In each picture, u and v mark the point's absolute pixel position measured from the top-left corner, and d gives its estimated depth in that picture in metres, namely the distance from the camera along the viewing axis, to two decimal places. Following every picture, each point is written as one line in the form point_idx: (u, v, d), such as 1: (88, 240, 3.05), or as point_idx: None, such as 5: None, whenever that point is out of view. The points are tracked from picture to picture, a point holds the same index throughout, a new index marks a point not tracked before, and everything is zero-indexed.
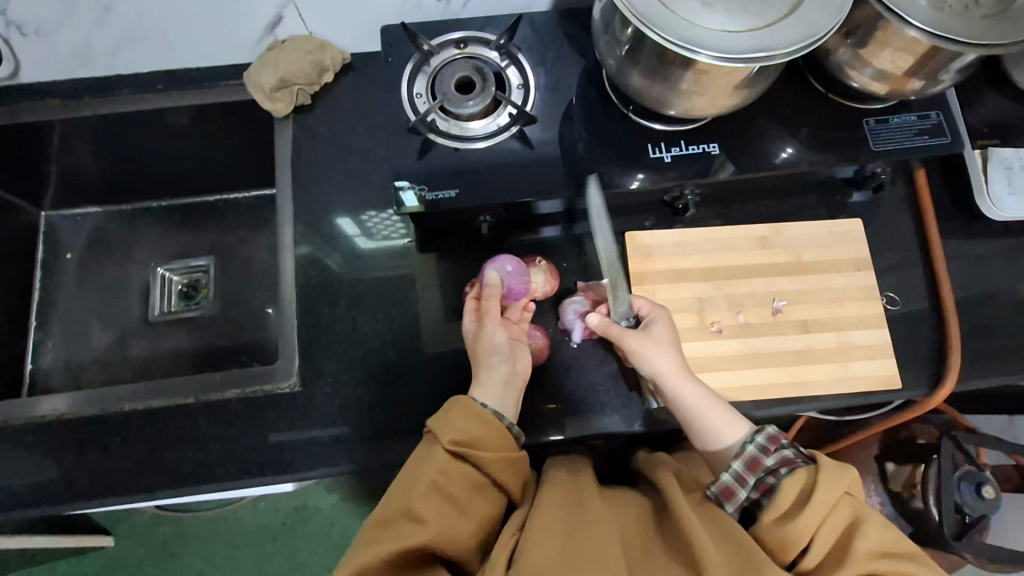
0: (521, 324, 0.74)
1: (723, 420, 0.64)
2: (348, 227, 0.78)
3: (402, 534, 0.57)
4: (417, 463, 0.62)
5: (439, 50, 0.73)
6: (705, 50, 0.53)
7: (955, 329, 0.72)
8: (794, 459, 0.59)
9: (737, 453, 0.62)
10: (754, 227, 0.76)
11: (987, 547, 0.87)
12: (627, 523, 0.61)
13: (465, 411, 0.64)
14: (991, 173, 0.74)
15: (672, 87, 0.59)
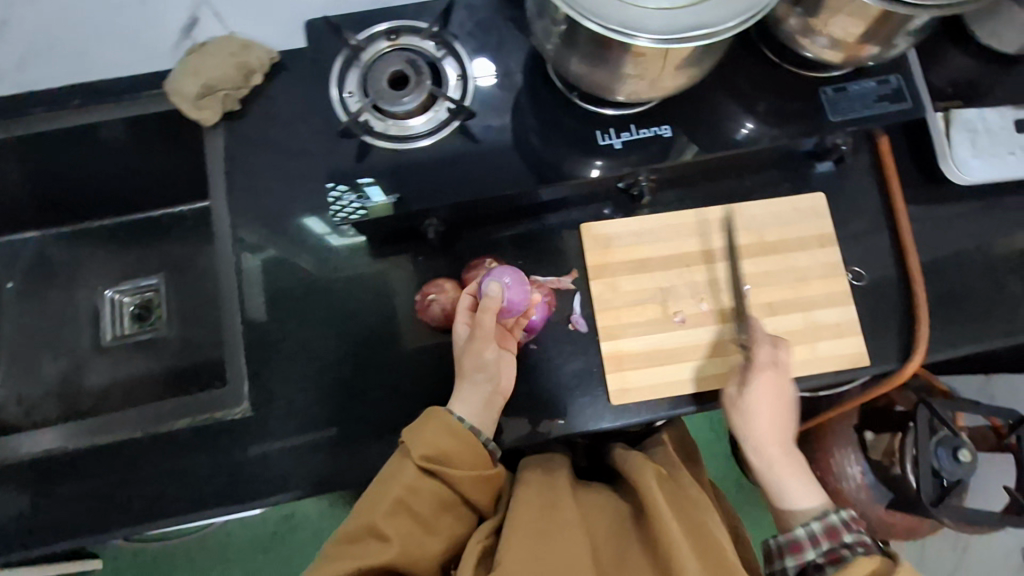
0: (513, 334, 0.69)
1: (797, 488, 0.64)
2: (316, 225, 0.73)
3: (367, 554, 0.56)
4: (385, 476, 0.59)
5: (369, 45, 0.68)
6: (644, 34, 0.49)
7: (922, 299, 0.70)
8: (874, 547, 0.57)
9: (818, 516, 0.61)
10: (715, 209, 0.73)
11: (966, 511, 0.85)
12: (603, 533, 0.59)
13: (439, 425, 0.60)
14: (955, 136, 0.72)
15: (614, 71, 0.56)
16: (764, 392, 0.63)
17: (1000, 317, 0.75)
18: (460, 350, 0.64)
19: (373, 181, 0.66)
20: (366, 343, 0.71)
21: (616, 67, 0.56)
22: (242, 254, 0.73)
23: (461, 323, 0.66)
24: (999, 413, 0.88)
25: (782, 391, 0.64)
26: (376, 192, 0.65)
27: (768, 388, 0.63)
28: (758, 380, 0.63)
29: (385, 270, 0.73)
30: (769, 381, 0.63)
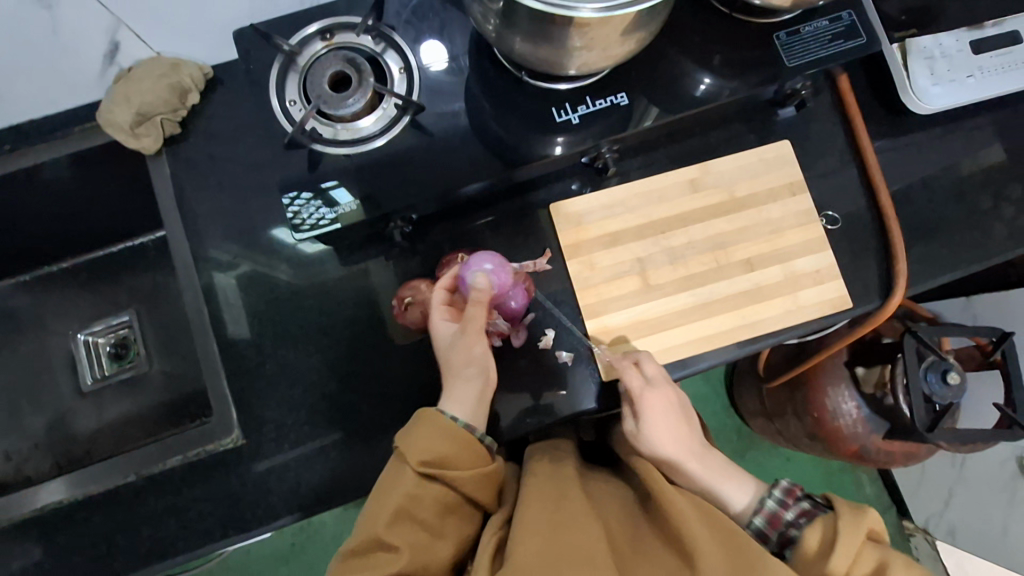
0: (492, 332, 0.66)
1: (735, 490, 0.63)
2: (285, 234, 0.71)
3: (377, 565, 0.54)
4: (384, 486, 0.58)
5: (304, 48, 0.65)
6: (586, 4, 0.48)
7: (899, 234, 0.69)
8: (813, 510, 0.57)
9: (756, 509, 0.61)
10: (681, 171, 0.72)
11: (959, 432, 0.87)
12: (609, 520, 0.58)
13: (433, 427, 0.58)
14: (912, 66, 0.70)
15: (559, 45, 0.54)
16: (655, 412, 0.62)
17: (972, 240, 0.75)
18: (443, 349, 0.62)
19: (338, 184, 0.63)
20: (349, 356, 0.70)
21: (561, 42, 0.54)
22: (208, 282, 0.71)
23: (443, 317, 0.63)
24: (984, 332, 0.90)
25: (669, 407, 0.62)
26: (345, 195, 0.63)
27: (659, 403, 0.62)
28: (645, 399, 0.62)
29: (358, 279, 0.71)
30: (652, 400, 0.61)
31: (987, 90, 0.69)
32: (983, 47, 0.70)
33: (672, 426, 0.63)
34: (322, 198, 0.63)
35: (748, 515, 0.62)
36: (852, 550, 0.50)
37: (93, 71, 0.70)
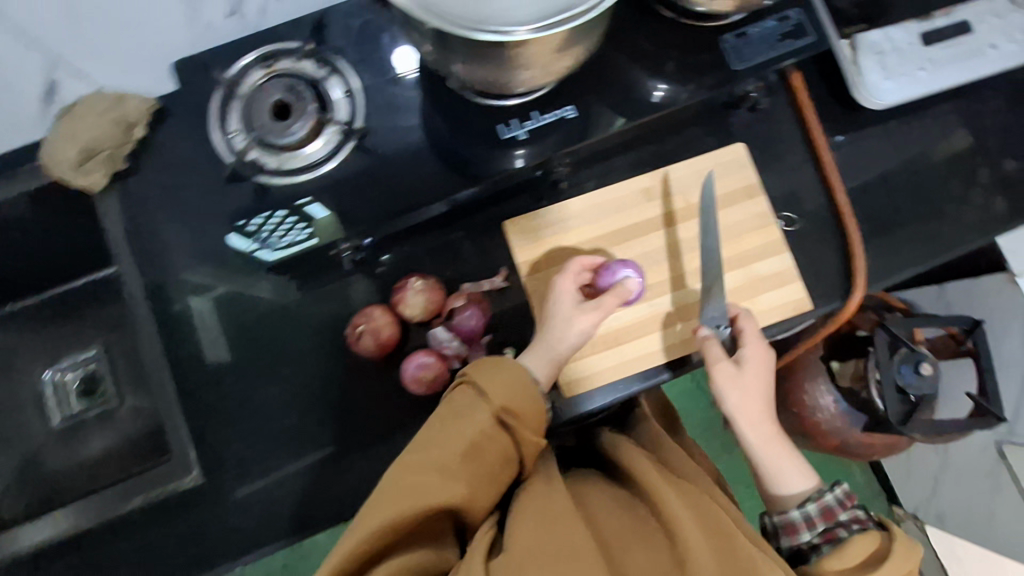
0: (453, 356, 0.66)
1: (790, 471, 0.63)
2: (244, 243, 0.66)
3: (426, 490, 0.50)
4: (451, 418, 0.55)
5: (246, 77, 0.64)
6: (524, 27, 0.47)
7: (857, 232, 0.69)
8: (870, 523, 0.56)
9: (813, 498, 0.59)
10: (636, 181, 0.71)
11: (934, 423, 0.87)
12: (604, 518, 0.54)
13: (513, 376, 0.56)
14: (863, 62, 0.69)
15: (497, 64, 0.54)
16: (754, 364, 0.63)
17: (932, 233, 0.75)
18: (557, 300, 0.63)
19: (312, 199, 0.62)
20: (312, 383, 0.69)
21: (500, 62, 0.53)
22: (164, 317, 0.70)
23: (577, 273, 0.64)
24: (955, 321, 0.90)
25: (763, 371, 0.64)
26: (320, 210, 0.62)
27: (759, 355, 0.64)
28: (749, 347, 0.64)
29: (316, 306, 0.70)
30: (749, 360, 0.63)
31: (941, 82, 0.68)
32: (933, 39, 0.69)
33: (756, 387, 0.64)
34: (297, 215, 0.62)
35: (800, 498, 0.61)
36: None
37: (33, 108, 0.68)
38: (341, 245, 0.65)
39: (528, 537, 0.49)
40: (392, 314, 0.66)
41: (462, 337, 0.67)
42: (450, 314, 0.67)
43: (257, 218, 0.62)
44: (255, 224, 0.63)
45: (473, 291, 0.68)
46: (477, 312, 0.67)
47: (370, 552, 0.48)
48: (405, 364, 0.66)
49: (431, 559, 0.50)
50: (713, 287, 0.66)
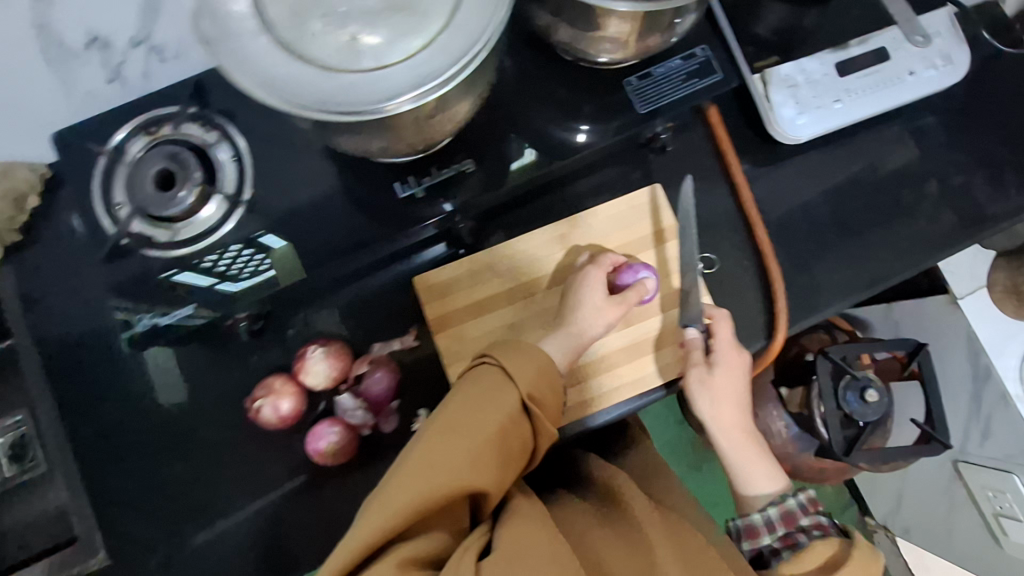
0: (361, 423, 0.67)
1: (761, 476, 0.68)
2: (199, 278, 0.63)
3: (463, 469, 0.51)
4: (475, 405, 0.54)
5: (128, 146, 0.62)
6: (402, 99, 0.43)
7: (777, 271, 0.68)
8: (829, 530, 0.61)
9: (776, 502, 0.65)
10: (550, 228, 0.69)
11: (879, 451, 0.85)
12: (593, 534, 0.60)
13: (543, 369, 0.57)
14: (775, 96, 0.66)
15: (376, 129, 0.51)
16: (728, 368, 0.66)
17: (856, 266, 0.74)
18: (581, 295, 0.63)
19: (267, 231, 0.62)
20: (229, 450, 0.68)
21: (388, 131, 0.52)
22: (72, 388, 0.68)
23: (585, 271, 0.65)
24: (900, 345, 0.88)
25: (734, 380, 0.66)
26: (275, 240, 0.63)
27: (733, 365, 0.66)
28: (723, 355, 0.66)
29: (224, 373, 0.70)
30: (725, 368, 0.65)
31: (853, 115, 0.66)
32: (848, 68, 0.66)
33: (731, 390, 0.66)
34: (253, 247, 0.62)
35: (764, 501, 0.66)
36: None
37: None
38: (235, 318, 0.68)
39: (522, 541, 0.51)
40: (296, 384, 0.66)
41: (369, 403, 0.68)
42: (358, 379, 0.68)
43: (209, 255, 0.61)
44: (210, 261, 0.62)
45: (381, 356, 0.69)
46: (385, 378, 0.68)
47: (378, 539, 0.49)
48: (310, 438, 0.65)
49: (433, 546, 0.50)
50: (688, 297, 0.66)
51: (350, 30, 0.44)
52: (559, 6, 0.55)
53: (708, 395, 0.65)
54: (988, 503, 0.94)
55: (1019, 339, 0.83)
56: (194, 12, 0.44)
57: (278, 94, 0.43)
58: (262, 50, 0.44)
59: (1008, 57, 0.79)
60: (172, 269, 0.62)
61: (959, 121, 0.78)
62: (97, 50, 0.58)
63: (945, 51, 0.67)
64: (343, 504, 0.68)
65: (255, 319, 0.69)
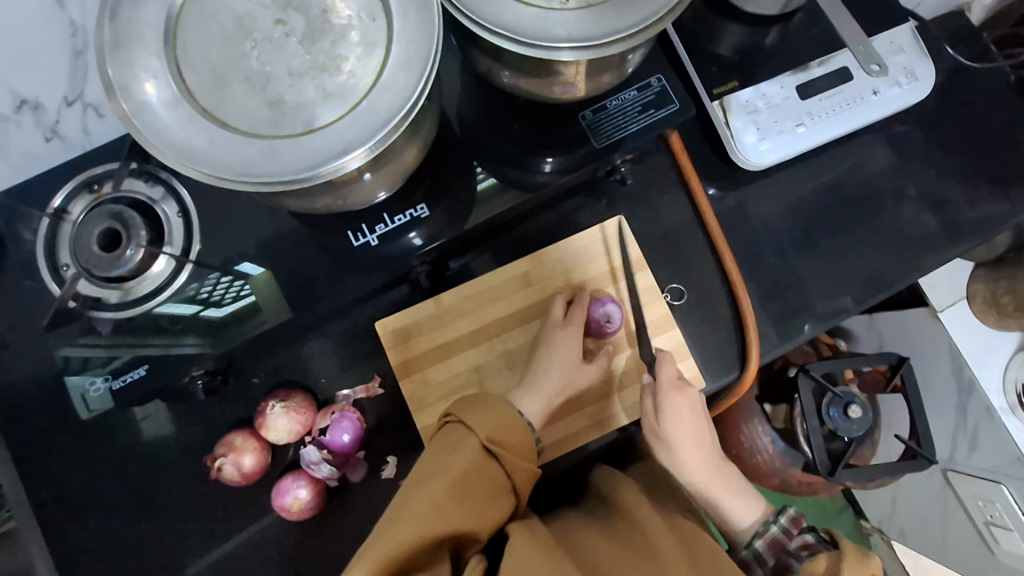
0: (329, 476, 0.65)
1: (739, 503, 0.63)
2: (180, 308, 0.61)
3: (433, 518, 0.49)
4: (440, 455, 0.53)
5: (71, 206, 0.61)
6: (348, 158, 0.42)
7: (745, 300, 0.67)
8: (815, 544, 0.55)
9: (760, 533, 0.61)
10: (510, 266, 0.67)
11: (865, 469, 0.83)
12: (599, 548, 0.57)
13: (500, 414, 0.56)
14: (736, 123, 0.67)
15: (323, 189, 0.50)
16: (673, 414, 0.61)
17: (828, 289, 0.72)
18: (549, 347, 0.62)
19: (243, 258, 0.61)
20: (195, 504, 0.67)
21: (328, 189, 0.50)
22: (30, 448, 0.66)
23: (554, 320, 0.64)
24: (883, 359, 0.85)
25: (689, 419, 0.62)
26: (253, 267, 0.61)
27: (680, 410, 0.61)
28: (669, 402, 0.61)
29: (188, 428, 0.68)
30: (672, 412, 0.61)
31: (815, 138, 0.67)
32: (810, 90, 0.68)
33: (690, 434, 0.62)
34: (229, 274, 0.61)
35: (751, 537, 0.62)
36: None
37: None
38: (192, 373, 0.64)
39: None
40: (258, 438, 0.65)
41: (335, 455, 0.65)
42: (321, 431, 0.65)
43: (192, 282, 0.61)
44: (194, 289, 0.61)
45: (346, 406, 0.66)
46: (351, 431, 0.65)
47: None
48: (276, 494, 0.64)
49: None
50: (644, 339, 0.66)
51: (278, 96, 0.43)
52: (499, 52, 0.53)
53: (668, 445, 0.63)
54: (979, 512, 0.93)
55: (998, 353, 0.84)
56: (106, 87, 0.42)
57: (201, 167, 0.42)
58: (181, 122, 0.42)
59: (972, 71, 0.77)
60: (155, 299, 0.60)
61: (927, 136, 0.76)
62: (28, 112, 0.57)
63: (907, 66, 0.69)
64: (311, 554, 0.67)
65: (213, 375, 0.67)
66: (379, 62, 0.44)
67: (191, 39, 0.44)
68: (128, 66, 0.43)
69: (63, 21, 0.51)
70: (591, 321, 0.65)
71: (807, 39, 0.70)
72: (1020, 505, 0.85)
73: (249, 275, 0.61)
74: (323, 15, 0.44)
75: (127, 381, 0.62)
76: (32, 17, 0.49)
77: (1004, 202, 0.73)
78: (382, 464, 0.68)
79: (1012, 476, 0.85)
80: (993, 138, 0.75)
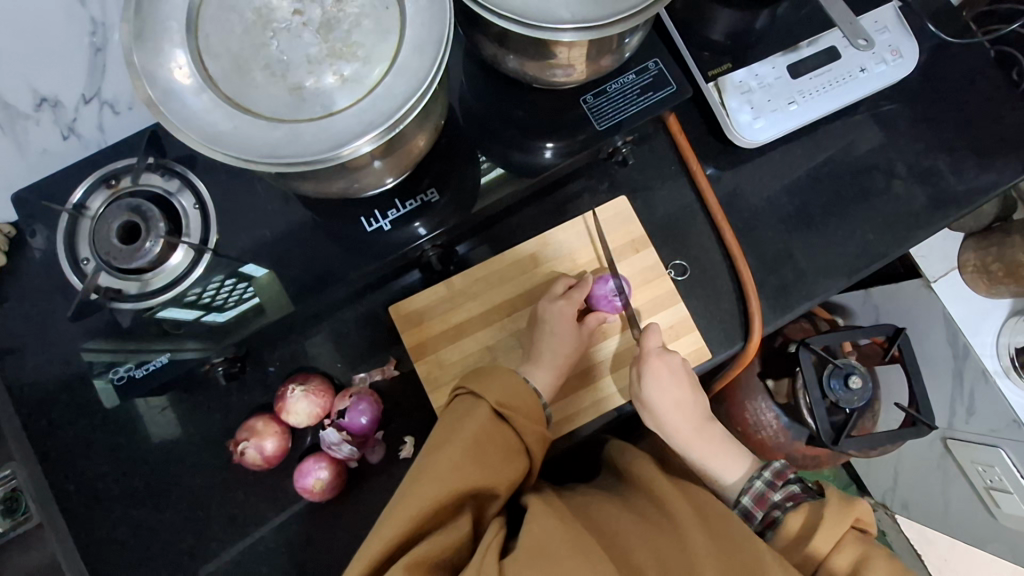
0: (348, 457, 0.67)
1: (724, 463, 0.68)
2: (184, 312, 0.63)
3: (448, 474, 0.55)
4: (454, 422, 0.59)
5: (90, 202, 0.63)
6: (362, 141, 0.44)
7: (746, 270, 0.69)
8: (801, 494, 0.61)
9: (744, 490, 0.66)
10: (519, 248, 0.69)
11: (868, 437, 0.85)
12: (612, 511, 0.60)
13: (506, 382, 0.61)
14: (731, 103, 0.69)
15: (341, 175, 0.52)
16: (655, 377, 0.63)
17: (824, 263, 0.74)
18: (544, 325, 0.64)
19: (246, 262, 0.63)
20: (216, 491, 0.69)
21: (343, 174, 0.52)
22: (53, 440, 0.67)
23: (548, 299, 0.66)
24: (880, 330, 0.88)
25: (676, 385, 0.63)
26: (256, 269, 0.63)
27: (661, 374, 0.63)
28: (648, 365, 0.63)
29: (207, 417, 0.70)
30: (657, 377, 0.63)
31: (808, 116, 0.70)
32: (801, 70, 0.70)
33: (673, 397, 0.64)
34: (234, 276, 0.63)
35: (736, 494, 0.67)
36: (835, 534, 0.57)
37: None
38: (211, 361, 0.66)
39: (538, 536, 0.52)
40: (278, 423, 0.67)
41: (354, 436, 0.67)
42: (341, 413, 0.67)
43: (202, 280, 0.62)
44: (195, 293, 0.63)
45: (363, 388, 0.69)
46: (369, 412, 0.67)
47: (395, 546, 0.53)
48: (297, 475, 0.65)
49: (450, 546, 0.53)
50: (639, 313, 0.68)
51: (298, 83, 0.45)
52: (504, 38, 0.55)
53: (654, 410, 0.65)
54: (979, 477, 0.96)
55: (990, 321, 0.87)
56: (133, 76, 0.44)
57: (226, 149, 0.43)
58: (206, 107, 0.44)
59: (954, 48, 0.80)
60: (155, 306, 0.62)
61: (913, 112, 0.79)
62: (47, 110, 0.59)
63: (893, 44, 0.71)
64: (331, 537, 0.68)
65: (233, 362, 0.68)
66: (393, 48, 0.46)
67: (213, 30, 0.46)
68: (153, 56, 0.45)
69: (83, 17, 0.54)
70: (589, 299, 0.68)
71: (795, 20, 0.72)
72: (1018, 468, 0.87)
73: (251, 277, 0.63)
74: (338, 5, 0.46)
75: (149, 371, 0.63)
76: (53, 13, 0.52)
77: (989, 173, 0.76)
78: (399, 445, 0.69)
79: (1010, 439, 0.87)
80: (976, 113, 0.78)
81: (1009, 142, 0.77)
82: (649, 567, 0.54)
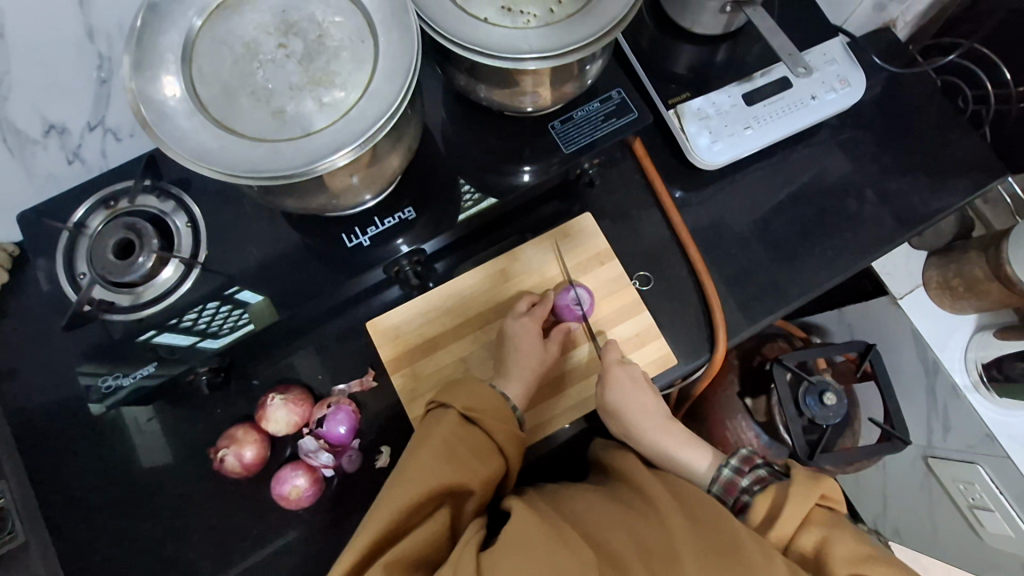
0: (319, 463, 0.69)
1: (694, 453, 0.70)
2: (178, 338, 0.65)
3: (422, 477, 0.57)
4: (426, 429, 0.61)
5: (89, 221, 0.67)
6: (337, 154, 0.48)
7: (709, 281, 0.73)
8: (767, 477, 0.62)
9: (715, 477, 0.67)
10: (493, 263, 0.73)
11: (844, 454, 0.85)
12: (593, 503, 0.61)
13: (473, 389, 0.63)
14: (690, 128, 0.74)
15: (322, 192, 0.56)
16: (618, 383, 0.66)
17: (788, 277, 0.78)
18: (512, 337, 0.67)
19: (239, 287, 0.66)
20: (198, 500, 0.70)
21: (322, 191, 0.56)
22: (45, 455, 0.70)
23: (515, 315, 0.69)
24: (851, 347, 0.90)
25: (639, 390, 0.66)
26: (251, 296, 0.66)
27: (623, 381, 0.65)
28: (613, 371, 0.66)
29: (191, 429, 0.72)
30: (623, 383, 0.65)
31: (763, 139, 0.75)
32: (755, 98, 0.76)
33: (639, 401, 0.66)
34: (229, 303, 0.66)
35: (709, 481, 0.68)
36: (800, 514, 0.57)
37: None
38: (198, 373, 0.68)
39: (517, 529, 0.53)
40: (258, 432, 0.70)
41: (331, 445, 0.70)
42: (319, 422, 0.70)
43: (192, 294, 0.65)
44: (190, 318, 0.65)
45: (342, 398, 0.71)
46: (345, 420, 0.69)
47: (376, 546, 0.55)
48: (275, 483, 0.68)
49: (429, 545, 0.55)
50: (604, 327, 0.72)
51: (279, 106, 0.50)
52: (474, 70, 0.60)
53: (622, 414, 0.67)
54: (961, 496, 0.95)
55: (957, 335, 0.90)
56: (131, 100, 0.49)
57: (212, 165, 0.48)
58: (195, 128, 0.49)
59: (904, 78, 0.85)
60: (151, 331, 0.65)
61: (868, 137, 0.83)
62: (55, 136, 0.65)
63: (841, 74, 0.77)
64: (308, 547, 0.70)
65: (216, 373, 0.70)
66: (367, 76, 0.51)
67: (206, 61, 0.51)
68: (150, 83, 0.50)
69: (92, 53, 0.59)
70: (556, 311, 0.72)
71: (749, 54, 0.78)
72: (997, 485, 0.87)
73: (246, 302, 0.66)
74: (318, 39, 0.52)
75: (137, 379, 0.65)
76: (66, 51, 0.58)
77: (942, 193, 0.80)
78: (376, 455, 0.71)
79: (986, 454, 0.88)
80: (927, 138, 0.83)
81: (959, 163, 0.82)
82: (631, 555, 0.54)
